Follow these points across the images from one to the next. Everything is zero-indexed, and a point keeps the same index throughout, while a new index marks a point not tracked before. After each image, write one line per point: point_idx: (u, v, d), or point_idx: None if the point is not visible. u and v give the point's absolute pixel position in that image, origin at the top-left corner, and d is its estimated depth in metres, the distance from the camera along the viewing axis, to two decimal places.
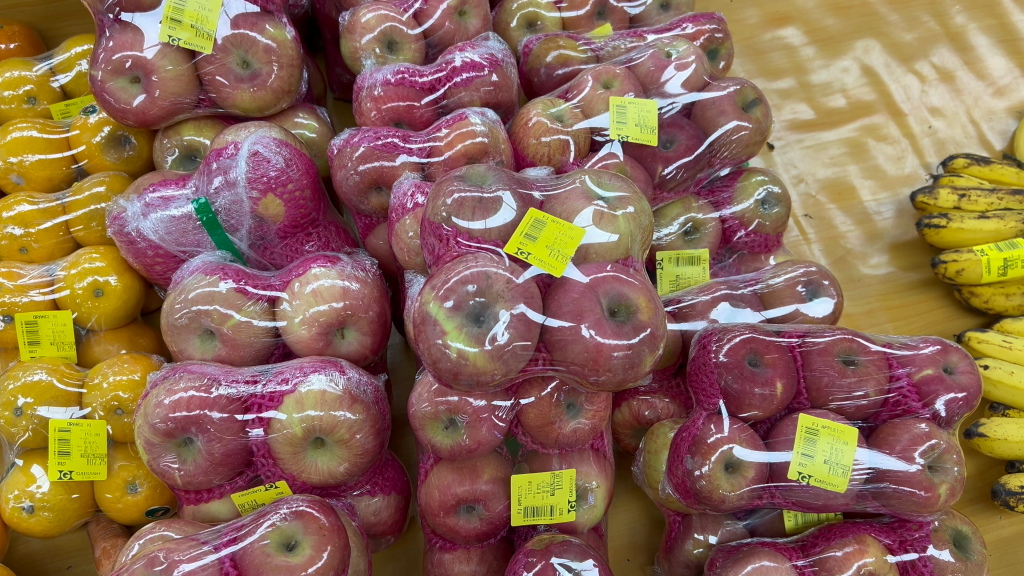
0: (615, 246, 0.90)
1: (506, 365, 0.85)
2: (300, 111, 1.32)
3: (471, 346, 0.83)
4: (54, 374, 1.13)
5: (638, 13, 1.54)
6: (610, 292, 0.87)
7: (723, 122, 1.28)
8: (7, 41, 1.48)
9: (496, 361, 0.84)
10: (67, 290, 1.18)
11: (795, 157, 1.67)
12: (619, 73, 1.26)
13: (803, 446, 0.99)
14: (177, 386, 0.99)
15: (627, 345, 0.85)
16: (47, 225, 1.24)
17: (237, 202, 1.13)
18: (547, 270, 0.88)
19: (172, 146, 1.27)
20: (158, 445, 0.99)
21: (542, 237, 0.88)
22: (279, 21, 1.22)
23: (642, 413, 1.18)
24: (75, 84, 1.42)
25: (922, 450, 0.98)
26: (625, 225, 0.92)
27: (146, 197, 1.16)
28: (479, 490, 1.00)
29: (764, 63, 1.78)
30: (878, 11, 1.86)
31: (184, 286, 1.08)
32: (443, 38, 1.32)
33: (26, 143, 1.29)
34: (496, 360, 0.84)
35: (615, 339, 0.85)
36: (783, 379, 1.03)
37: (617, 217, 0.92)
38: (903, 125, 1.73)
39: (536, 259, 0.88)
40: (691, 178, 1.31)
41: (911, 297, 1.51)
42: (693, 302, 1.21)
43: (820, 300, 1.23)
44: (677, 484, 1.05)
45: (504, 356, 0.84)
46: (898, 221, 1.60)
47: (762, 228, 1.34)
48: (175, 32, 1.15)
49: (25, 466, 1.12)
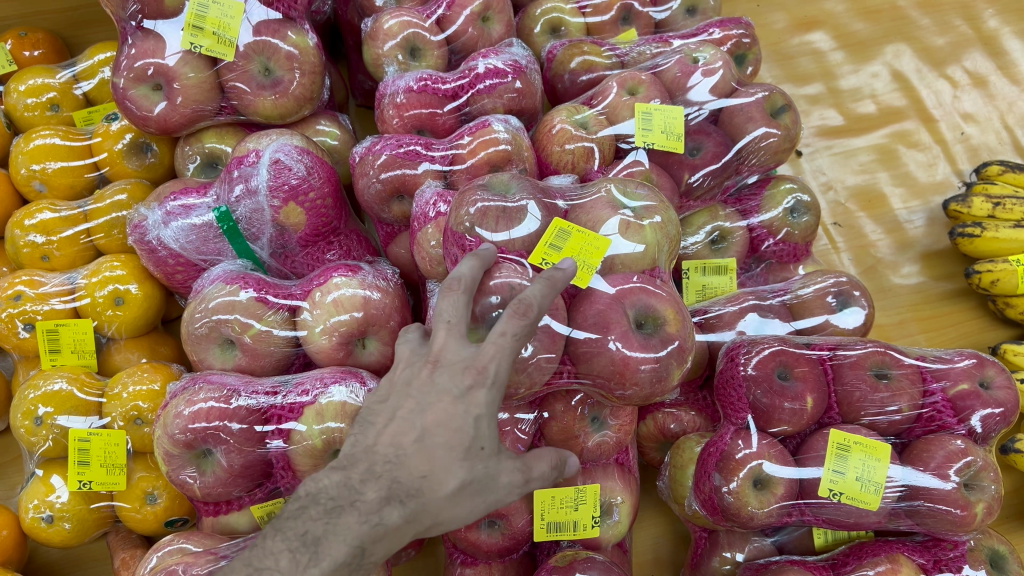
0: (640, 257, 0.88)
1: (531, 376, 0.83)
2: (322, 119, 1.31)
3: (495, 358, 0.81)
4: (74, 383, 1.13)
5: (663, 18, 1.52)
6: (637, 303, 0.85)
7: (751, 129, 1.25)
8: (32, 48, 1.48)
9: (518, 373, 0.82)
10: (87, 298, 1.17)
11: (823, 165, 1.64)
12: (645, 80, 1.24)
13: (834, 463, 0.96)
14: (197, 397, 0.98)
15: (654, 358, 0.83)
16: (69, 232, 1.24)
17: (258, 211, 1.12)
18: (572, 281, 0.85)
19: (193, 154, 1.27)
20: (178, 457, 0.98)
21: (567, 247, 0.87)
22: (301, 28, 1.21)
23: (667, 426, 1.15)
24: (98, 92, 1.41)
25: (957, 468, 0.95)
26: (652, 234, 0.89)
27: (166, 205, 1.15)
28: (502, 505, 0.98)
29: (792, 68, 1.75)
30: (908, 15, 1.82)
31: (205, 295, 1.08)
32: (466, 45, 1.30)
33: (48, 150, 1.29)
34: (519, 373, 0.82)
35: (641, 352, 0.83)
36: (814, 393, 1.01)
37: (643, 226, 0.89)
38: (935, 131, 1.69)
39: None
40: (717, 186, 1.29)
41: (943, 308, 1.47)
42: (720, 312, 1.19)
43: (850, 310, 1.20)
44: (703, 500, 1.03)
45: (528, 368, 0.82)
46: (930, 229, 1.57)
47: (791, 237, 1.31)
48: (197, 39, 1.14)
49: (44, 475, 1.11)
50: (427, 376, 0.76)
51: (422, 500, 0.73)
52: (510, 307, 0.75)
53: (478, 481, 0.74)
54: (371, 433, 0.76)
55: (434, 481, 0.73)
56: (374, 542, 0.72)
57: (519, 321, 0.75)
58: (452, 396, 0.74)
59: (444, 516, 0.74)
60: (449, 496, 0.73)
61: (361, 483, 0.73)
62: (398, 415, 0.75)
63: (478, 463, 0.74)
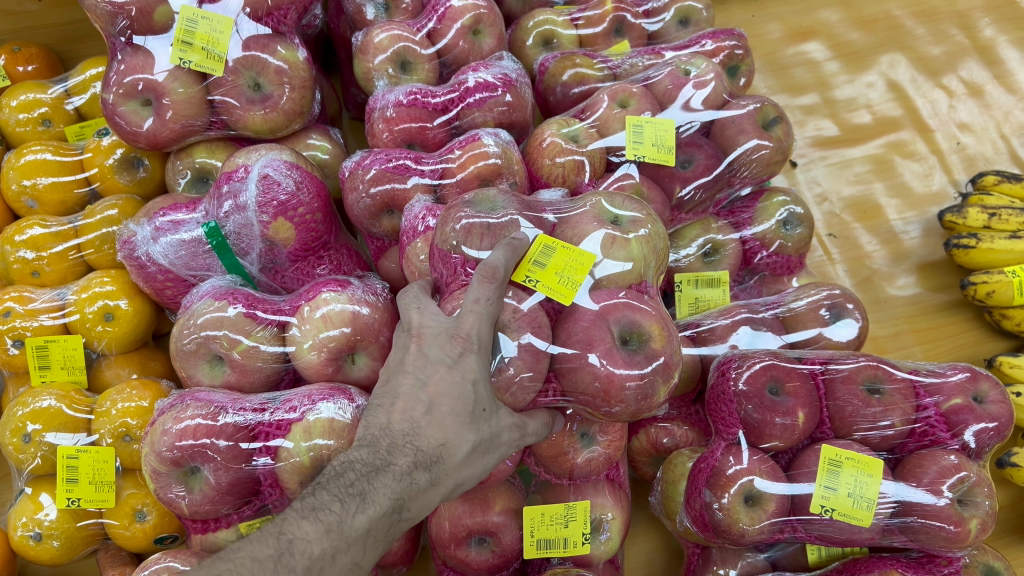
0: (627, 272, 0.87)
1: (517, 394, 0.84)
2: (313, 133, 1.30)
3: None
4: (63, 400, 1.13)
5: (656, 30, 1.51)
6: (622, 320, 0.84)
7: (743, 141, 1.24)
8: (25, 63, 1.48)
9: (501, 393, 0.83)
10: (77, 314, 1.17)
11: (819, 176, 1.63)
12: (636, 92, 1.24)
13: (826, 479, 0.95)
14: (184, 414, 0.98)
15: (639, 375, 0.83)
16: (59, 248, 1.24)
17: (247, 226, 1.11)
18: (555, 297, 0.84)
19: (184, 169, 1.26)
20: (165, 474, 0.97)
21: (551, 263, 0.85)
22: (291, 43, 1.21)
23: (660, 440, 1.14)
24: (89, 107, 1.41)
25: (950, 483, 0.94)
26: (638, 249, 0.89)
27: (156, 220, 1.14)
28: (491, 522, 0.98)
29: (787, 78, 1.75)
30: (904, 24, 1.82)
31: (194, 311, 1.07)
32: (457, 58, 1.30)
33: (40, 165, 1.28)
34: (503, 392, 0.83)
35: (626, 370, 0.82)
36: (805, 409, 1.00)
37: (630, 240, 0.88)
38: (931, 141, 1.68)
39: (543, 286, 0.84)
40: (710, 199, 1.28)
41: (939, 320, 1.46)
42: (712, 326, 1.18)
43: (843, 323, 1.19)
44: (694, 517, 1.02)
45: (511, 388, 0.83)
46: (926, 240, 1.56)
47: (784, 249, 1.31)
48: (186, 54, 1.14)
49: (33, 493, 1.11)
50: (418, 352, 0.82)
51: (442, 464, 0.79)
52: (480, 272, 0.81)
53: (487, 443, 0.81)
54: (380, 412, 0.81)
55: (449, 446, 0.79)
56: (408, 500, 0.78)
57: (488, 285, 0.81)
58: (447, 364, 0.80)
59: (463, 471, 0.81)
60: (464, 455, 0.80)
61: (387, 452, 0.78)
62: (402, 393, 0.80)
63: (485, 424, 0.81)
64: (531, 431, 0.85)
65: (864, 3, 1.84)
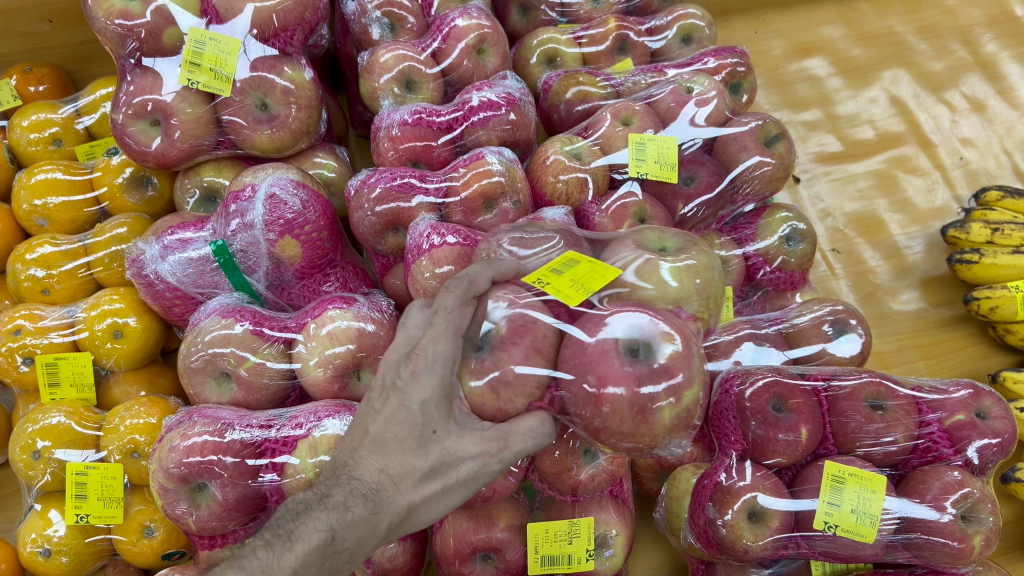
0: (670, 293, 0.83)
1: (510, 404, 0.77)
2: (319, 152, 1.32)
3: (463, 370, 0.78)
4: (72, 417, 1.14)
5: (659, 47, 1.52)
6: (629, 322, 0.77)
7: (745, 158, 1.25)
8: (37, 83, 1.51)
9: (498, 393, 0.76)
10: (86, 332, 1.18)
11: (822, 191, 1.64)
12: (639, 110, 1.25)
13: (829, 495, 0.95)
14: (192, 431, 0.99)
15: (637, 378, 0.74)
16: (69, 266, 1.25)
17: (253, 244, 1.12)
18: (561, 298, 0.80)
19: (192, 188, 1.28)
20: (173, 491, 0.98)
21: (568, 272, 0.83)
22: (297, 63, 1.22)
23: (664, 456, 1.14)
24: (99, 126, 1.43)
25: (954, 500, 0.95)
26: (685, 280, 0.84)
27: (164, 239, 1.16)
28: (495, 538, 0.98)
29: (790, 94, 1.76)
30: (906, 40, 1.83)
31: (201, 329, 1.08)
32: (462, 77, 1.31)
33: (50, 184, 1.30)
34: (494, 395, 0.76)
35: (622, 368, 0.74)
36: (808, 425, 1.00)
37: (678, 270, 0.85)
38: (934, 156, 1.69)
39: (554, 289, 0.81)
40: (712, 216, 1.29)
41: (943, 335, 1.46)
42: (717, 341, 1.16)
43: (846, 338, 1.20)
44: (698, 532, 1.02)
45: (502, 387, 0.76)
46: (929, 255, 1.56)
47: (787, 265, 1.31)
48: (194, 75, 1.16)
49: (41, 510, 1.12)
50: (380, 377, 0.80)
51: (385, 494, 0.76)
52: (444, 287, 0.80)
53: (438, 468, 0.77)
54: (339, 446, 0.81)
55: (396, 472, 0.76)
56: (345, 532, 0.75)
57: (449, 295, 0.79)
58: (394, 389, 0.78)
59: (416, 494, 0.77)
60: (411, 483, 0.76)
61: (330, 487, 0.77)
62: (357, 424, 0.80)
63: (434, 447, 0.77)
64: (516, 444, 0.77)
65: (866, 20, 1.86)
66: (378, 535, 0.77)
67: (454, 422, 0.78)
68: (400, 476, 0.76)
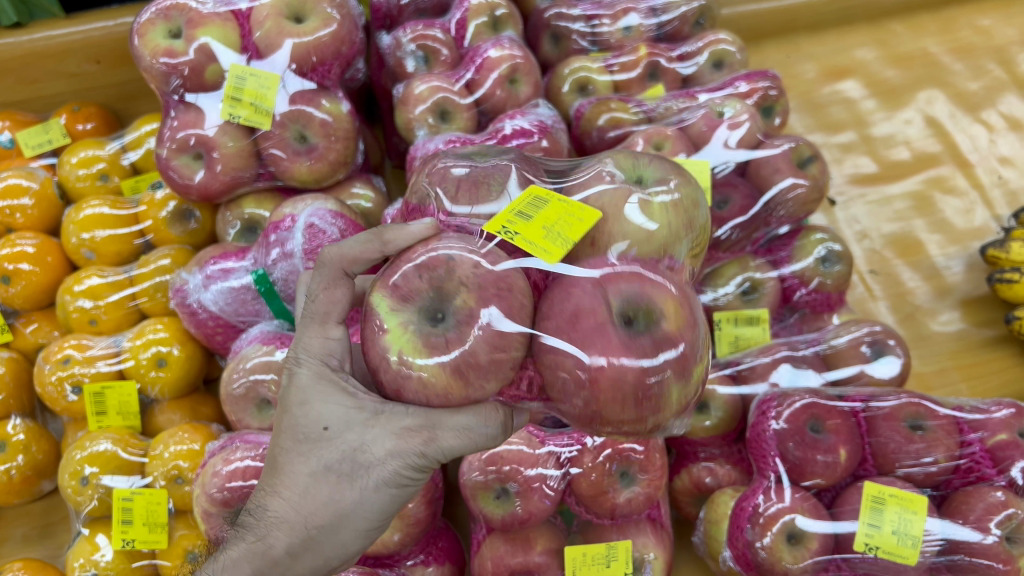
0: (649, 237, 0.70)
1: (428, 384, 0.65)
2: (357, 182, 1.34)
3: (406, 340, 0.65)
4: (119, 444, 1.16)
5: (690, 74, 1.54)
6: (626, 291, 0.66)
7: (778, 180, 1.26)
8: (84, 121, 1.57)
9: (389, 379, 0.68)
10: (132, 360, 1.22)
11: (859, 214, 1.63)
12: (670, 135, 1.25)
13: (869, 516, 0.94)
14: (233, 456, 1.01)
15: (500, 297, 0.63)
16: (115, 297, 1.28)
17: (294, 273, 1.13)
18: (541, 255, 0.66)
19: (233, 220, 1.30)
20: (215, 515, 1.00)
21: (540, 217, 0.69)
22: (334, 96, 1.26)
23: (703, 480, 1.15)
24: (144, 161, 1.47)
25: (998, 521, 0.93)
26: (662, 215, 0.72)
27: (206, 269, 1.18)
28: (532, 562, 0.99)
29: (823, 117, 1.76)
30: (941, 61, 1.83)
31: (243, 356, 1.11)
32: (495, 106, 1.33)
33: (98, 219, 1.34)
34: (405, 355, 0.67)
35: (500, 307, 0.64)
36: (847, 446, 1.00)
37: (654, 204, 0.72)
38: (971, 176, 1.67)
39: (525, 241, 0.67)
40: (747, 237, 1.30)
41: (984, 355, 1.44)
42: (752, 364, 1.18)
43: (885, 359, 1.18)
44: (737, 556, 1.02)
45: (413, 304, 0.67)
46: (969, 275, 1.55)
47: (824, 287, 1.29)
48: (235, 109, 1.19)
49: (90, 535, 1.14)
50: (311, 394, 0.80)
51: (268, 507, 0.75)
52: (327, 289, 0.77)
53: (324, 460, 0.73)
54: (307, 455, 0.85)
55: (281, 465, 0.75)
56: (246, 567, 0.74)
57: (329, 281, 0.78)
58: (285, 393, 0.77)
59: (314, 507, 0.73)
60: (302, 479, 0.73)
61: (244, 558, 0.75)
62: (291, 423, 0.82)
63: (318, 444, 0.73)
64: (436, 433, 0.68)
65: (899, 42, 1.86)
66: (274, 560, 0.74)
67: (348, 417, 0.72)
68: (292, 495, 0.73)
